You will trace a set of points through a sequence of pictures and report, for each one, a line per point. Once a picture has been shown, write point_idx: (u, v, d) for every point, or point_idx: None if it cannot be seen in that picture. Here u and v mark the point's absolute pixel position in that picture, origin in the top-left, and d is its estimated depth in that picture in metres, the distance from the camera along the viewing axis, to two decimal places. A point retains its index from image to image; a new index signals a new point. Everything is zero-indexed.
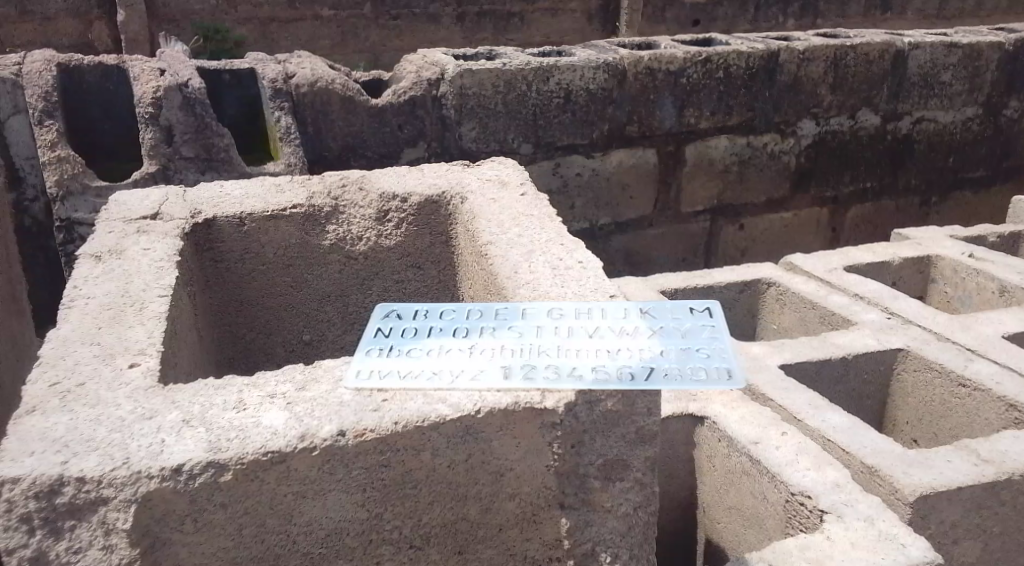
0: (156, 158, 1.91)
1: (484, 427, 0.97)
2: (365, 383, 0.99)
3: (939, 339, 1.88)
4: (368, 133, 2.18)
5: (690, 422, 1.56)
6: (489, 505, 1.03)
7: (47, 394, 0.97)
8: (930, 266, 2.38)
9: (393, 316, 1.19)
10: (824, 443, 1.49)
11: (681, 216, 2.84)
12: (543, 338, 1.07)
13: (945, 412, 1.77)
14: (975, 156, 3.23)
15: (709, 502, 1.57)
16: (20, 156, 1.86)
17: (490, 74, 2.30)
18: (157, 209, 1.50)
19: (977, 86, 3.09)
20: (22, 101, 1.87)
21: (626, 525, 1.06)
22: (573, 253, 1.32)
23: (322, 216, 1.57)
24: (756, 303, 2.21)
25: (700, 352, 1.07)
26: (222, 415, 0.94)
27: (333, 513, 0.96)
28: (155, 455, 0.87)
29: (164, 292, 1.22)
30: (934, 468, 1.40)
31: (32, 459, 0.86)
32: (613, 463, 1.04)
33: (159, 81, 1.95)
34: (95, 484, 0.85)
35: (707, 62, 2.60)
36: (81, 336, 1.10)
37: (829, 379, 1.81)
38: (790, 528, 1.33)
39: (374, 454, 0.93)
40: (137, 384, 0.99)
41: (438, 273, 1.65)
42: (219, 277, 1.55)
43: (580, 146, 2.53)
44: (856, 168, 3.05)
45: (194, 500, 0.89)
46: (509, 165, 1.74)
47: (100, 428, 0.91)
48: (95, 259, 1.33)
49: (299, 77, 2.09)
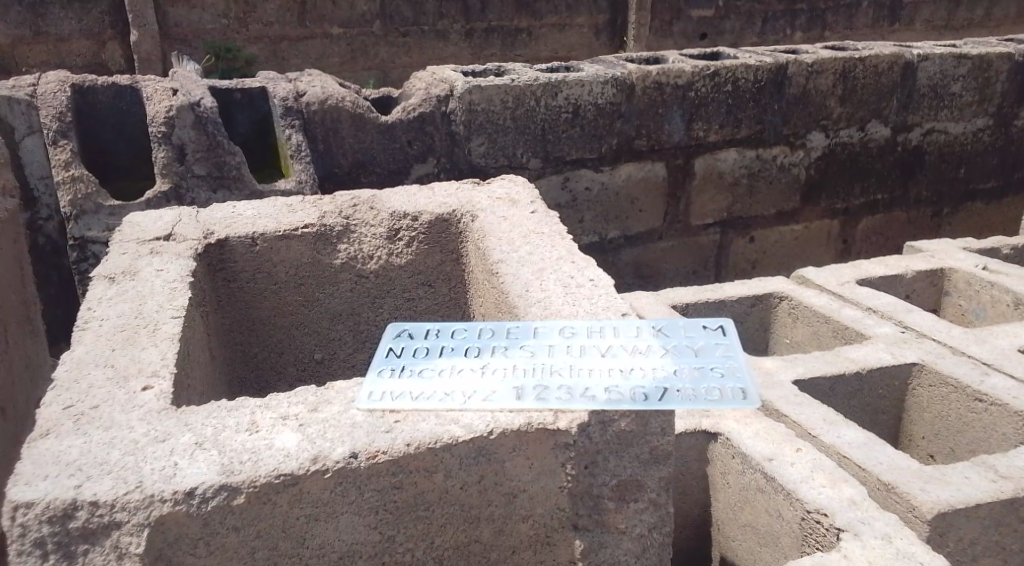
0: (168, 177, 1.93)
1: (497, 448, 0.96)
2: (377, 404, 0.99)
3: (954, 353, 1.87)
4: (378, 150, 2.19)
5: (703, 438, 1.55)
6: (501, 527, 1.03)
7: (61, 417, 0.98)
8: (944, 279, 2.37)
9: (405, 335, 1.19)
10: (839, 459, 1.48)
11: (691, 229, 2.83)
12: (555, 358, 1.07)
13: (962, 427, 1.75)
14: (987, 167, 3.21)
15: (723, 520, 1.55)
16: (34, 175, 1.87)
17: (499, 90, 2.31)
18: (170, 230, 1.51)
19: (988, 96, 3.07)
20: (36, 121, 1.88)
21: (640, 547, 1.06)
22: (583, 271, 1.32)
23: (333, 235, 1.57)
24: (767, 318, 2.19)
25: (714, 371, 1.07)
26: (235, 437, 0.94)
27: (346, 536, 0.95)
28: (168, 478, 0.87)
29: (177, 313, 1.23)
30: (951, 485, 1.38)
31: (46, 483, 0.87)
32: (627, 484, 1.03)
33: (171, 101, 1.97)
34: (109, 507, 0.85)
35: (715, 76, 2.60)
36: (94, 358, 1.11)
37: (844, 394, 1.80)
38: (806, 546, 1.31)
39: (386, 476, 0.93)
40: (150, 407, 0.99)
41: (448, 291, 1.65)
42: (231, 297, 1.55)
43: (589, 161, 2.54)
44: (866, 180, 3.04)
45: (207, 523, 0.88)
46: (519, 182, 1.74)
47: (114, 451, 0.91)
48: (109, 280, 1.34)
49: (310, 95, 2.10)
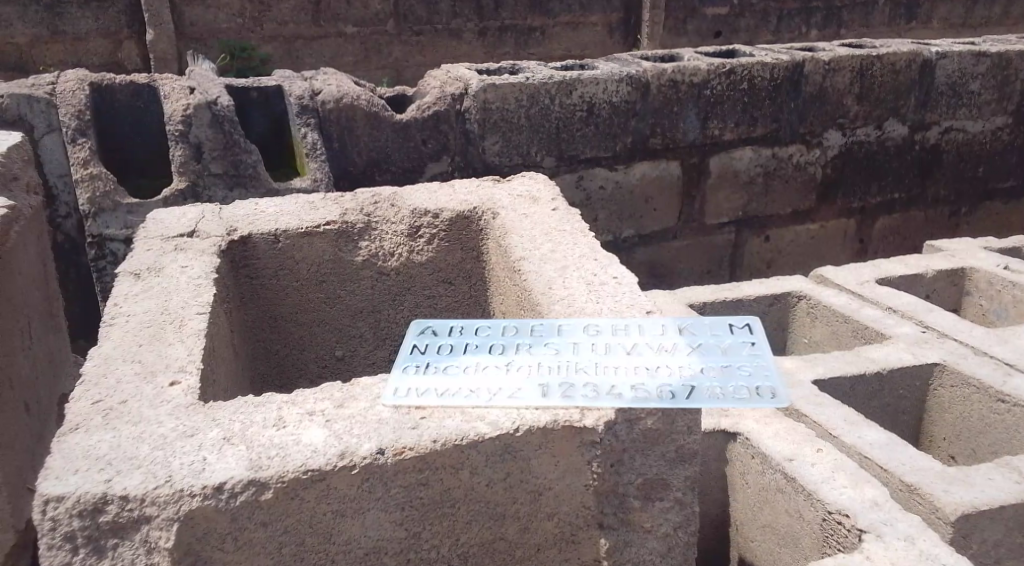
0: (186, 175, 1.94)
1: (523, 446, 0.96)
2: (403, 400, 1.00)
3: (976, 353, 1.85)
4: (393, 149, 2.20)
5: (722, 438, 1.54)
6: (527, 525, 1.02)
7: (90, 412, 0.98)
8: (964, 278, 2.34)
9: (429, 332, 1.21)
10: (861, 460, 1.46)
11: (706, 228, 2.82)
12: (581, 355, 1.08)
13: (984, 428, 1.74)
14: (1005, 166, 3.18)
15: (742, 519, 1.55)
16: (54, 173, 1.89)
17: (514, 88, 2.30)
18: (193, 226, 1.52)
19: (1007, 95, 3.04)
20: (56, 119, 1.89)
21: (666, 546, 1.06)
22: (605, 268, 1.32)
23: (355, 233, 1.58)
24: (786, 316, 2.18)
25: (741, 370, 1.08)
26: (262, 433, 0.94)
27: (372, 532, 0.95)
28: (197, 473, 0.88)
29: (203, 310, 1.23)
30: (976, 487, 1.36)
31: (76, 477, 0.87)
32: (652, 482, 1.03)
33: (189, 99, 1.98)
34: (138, 502, 0.85)
35: (731, 74, 2.59)
36: (121, 354, 1.12)
37: (864, 394, 1.78)
38: (827, 547, 1.30)
39: (412, 473, 0.93)
40: (178, 402, 1.00)
41: (468, 289, 1.65)
42: (254, 293, 1.56)
43: (604, 159, 2.53)
44: (883, 178, 3.02)
45: (235, 519, 0.89)
46: (540, 180, 1.73)
47: (143, 446, 0.92)
48: (135, 276, 1.35)
49: (326, 94, 2.10)
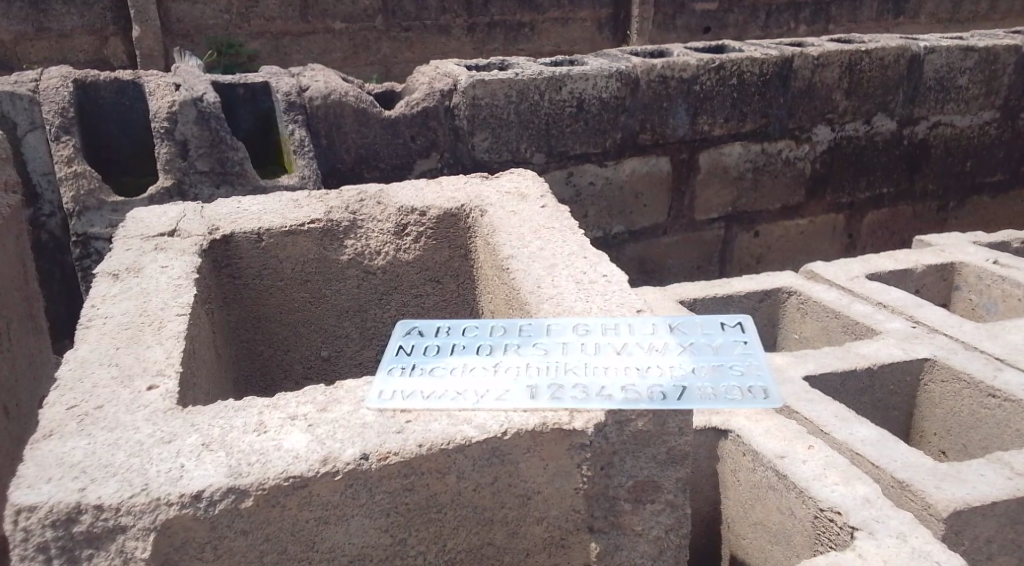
0: (171, 173, 1.90)
1: (511, 449, 0.94)
2: (388, 403, 0.97)
3: (966, 348, 1.84)
4: (382, 144, 2.17)
5: (713, 436, 1.53)
6: (515, 529, 1.00)
7: (66, 417, 0.95)
8: (954, 273, 2.33)
9: (415, 333, 1.18)
10: (852, 456, 1.45)
11: (697, 224, 2.80)
12: (570, 356, 1.06)
13: (975, 423, 1.73)
14: (993, 160, 3.18)
15: (733, 517, 1.53)
16: (37, 172, 1.85)
17: (503, 84, 2.28)
18: (174, 226, 1.49)
19: (994, 90, 3.04)
20: (38, 117, 1.86)
21: (657, 549, 1.05)
22: (595, 266, 1.29)
23: (340, 231, 1.55)
24: (776, 312, 2.16)
25: (733, 370, 1.05)
26: (243, 438, 0.92)
27: (356, 539, 0.93)
28: (174, 481, 0.85)
29: (183, 311, 1.20)
30: (968, 483, 1.35)
31: (50, 486, 0.84)
32: (644, 485, 1.02)
33: (174, 96, 1.94)
34: (113, 511, 0.82)
35: (720, 69, 2.57)
36: (99, 358, 1.09)
37: (855, 389, 1.76)
38: (819, 545, 1.29)
39: (397, 478, 0.91)
40: (156, 407, 0.97)
41: (456, 288, 1.63)
42: (237, 293, 1.53)
43: (593, 155, 2.50)
44: (872, 173, 3.01)
45: (214, 527, 0.86)
46: (528, 176, 1.72)
47: (118, 453, 0.89)
48: (113, 277, 1.32)
49: (314, 90, 2.08)
